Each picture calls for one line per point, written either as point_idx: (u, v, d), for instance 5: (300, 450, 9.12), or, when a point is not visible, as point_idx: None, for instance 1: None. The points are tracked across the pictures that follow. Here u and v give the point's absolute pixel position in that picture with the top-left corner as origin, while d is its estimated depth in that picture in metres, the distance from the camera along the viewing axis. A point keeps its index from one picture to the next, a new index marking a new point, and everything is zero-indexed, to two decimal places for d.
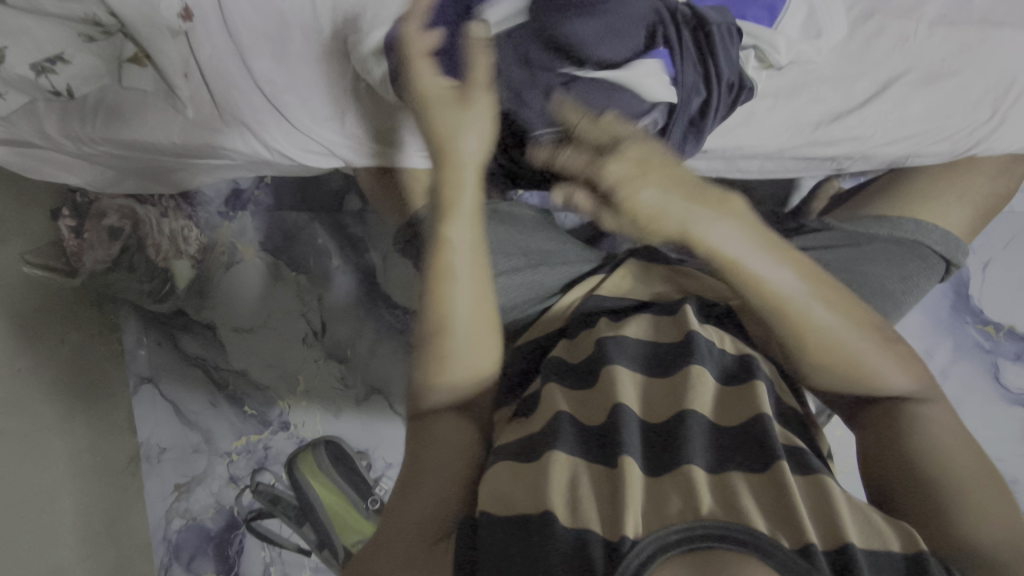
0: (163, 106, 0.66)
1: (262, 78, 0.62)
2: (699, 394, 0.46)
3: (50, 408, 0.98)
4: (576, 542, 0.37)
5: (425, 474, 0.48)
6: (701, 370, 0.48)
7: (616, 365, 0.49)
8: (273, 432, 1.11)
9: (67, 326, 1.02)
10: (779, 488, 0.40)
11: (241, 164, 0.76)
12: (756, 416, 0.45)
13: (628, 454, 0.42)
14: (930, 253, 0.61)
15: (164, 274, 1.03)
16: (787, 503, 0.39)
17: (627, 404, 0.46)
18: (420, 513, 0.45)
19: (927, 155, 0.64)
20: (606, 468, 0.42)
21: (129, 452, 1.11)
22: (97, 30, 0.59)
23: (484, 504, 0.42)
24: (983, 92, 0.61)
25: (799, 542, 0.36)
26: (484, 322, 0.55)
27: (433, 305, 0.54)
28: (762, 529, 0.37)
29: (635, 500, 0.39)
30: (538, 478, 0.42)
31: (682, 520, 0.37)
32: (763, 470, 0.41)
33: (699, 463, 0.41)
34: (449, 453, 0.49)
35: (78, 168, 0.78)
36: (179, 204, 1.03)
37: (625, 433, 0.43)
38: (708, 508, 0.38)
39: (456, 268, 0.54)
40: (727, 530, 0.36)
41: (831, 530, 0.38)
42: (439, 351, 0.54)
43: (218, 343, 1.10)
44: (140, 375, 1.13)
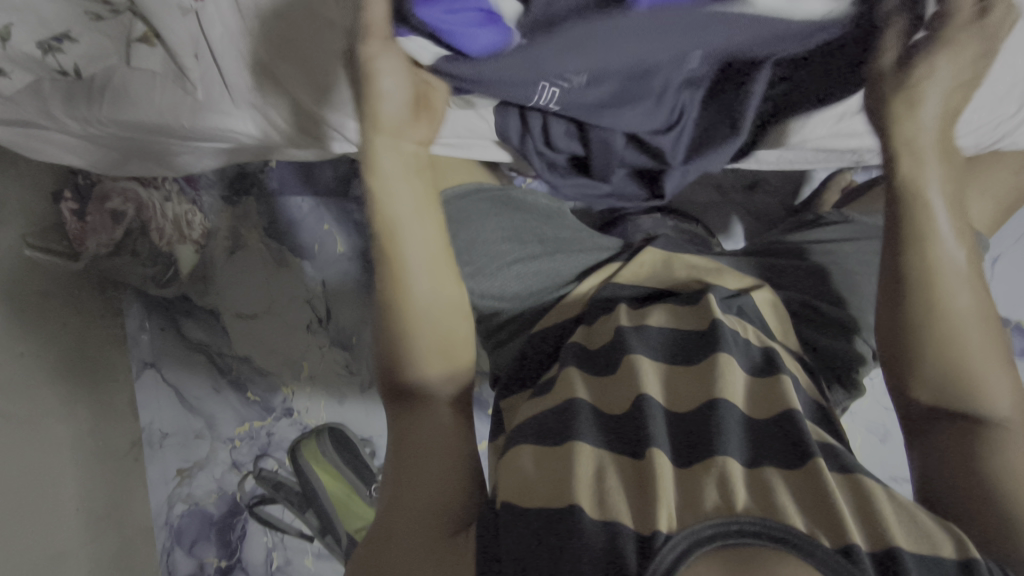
0: (172, 87, 0.64)
1: (274, 59, 0.60)
2: (727, 384, 0.46)
3: (53, 393, 0.97)
4: (607, 535, 0.37)
5: (413, 460, 0.47)
6: (729, 359, 0.48)
7: (638, 354, 0.50)
8: (276, 418, 1.10)
9: (69, 310, 1.01)
10: (817, 482, 0.40)
11: (248, 147, 0.74)
12: (786, 411, 0.45)
13: (657, 445, 0.42)
14: None
15: (167, 258, 1.02)
16: (826, 498, 0.39)
17: (651, 394, 0.46)
18: (421, 506, 0.45)
19: (950, 148, 0.64)
20: (633, 461, 0.42)
21: (132, 438, 1.10)
22: (105, 10, 0.58)
23: (506, 495, 0.42)
24: (1016, 84, 0.59)
25: (840, 540, 0.36)
26: (449, 278, 0.53)
27: (395, 275, 0.52)
28: (799, 526, 0.37)
29: (666, 492, 0.39)
30: (564, 469, 0.42)
31: (717, 515, 0.37)
32: (794, 464, 0.42)
33: (730, 454, 0.41)
34: (427, 434, 0.49)
35: (81, 150, 0.76)
36: (182, 188, 1.01)
37: (651, 424, 0.44)
38: (742, 504, 0.38)
39: (410, 236, 0.52)
40: (763, 527, 0.36)
41: (872, 530, 0.38)
42: (400, 329, 0.52)
43: (221, 329, 1.09)
44: (142, 360, 1.13)
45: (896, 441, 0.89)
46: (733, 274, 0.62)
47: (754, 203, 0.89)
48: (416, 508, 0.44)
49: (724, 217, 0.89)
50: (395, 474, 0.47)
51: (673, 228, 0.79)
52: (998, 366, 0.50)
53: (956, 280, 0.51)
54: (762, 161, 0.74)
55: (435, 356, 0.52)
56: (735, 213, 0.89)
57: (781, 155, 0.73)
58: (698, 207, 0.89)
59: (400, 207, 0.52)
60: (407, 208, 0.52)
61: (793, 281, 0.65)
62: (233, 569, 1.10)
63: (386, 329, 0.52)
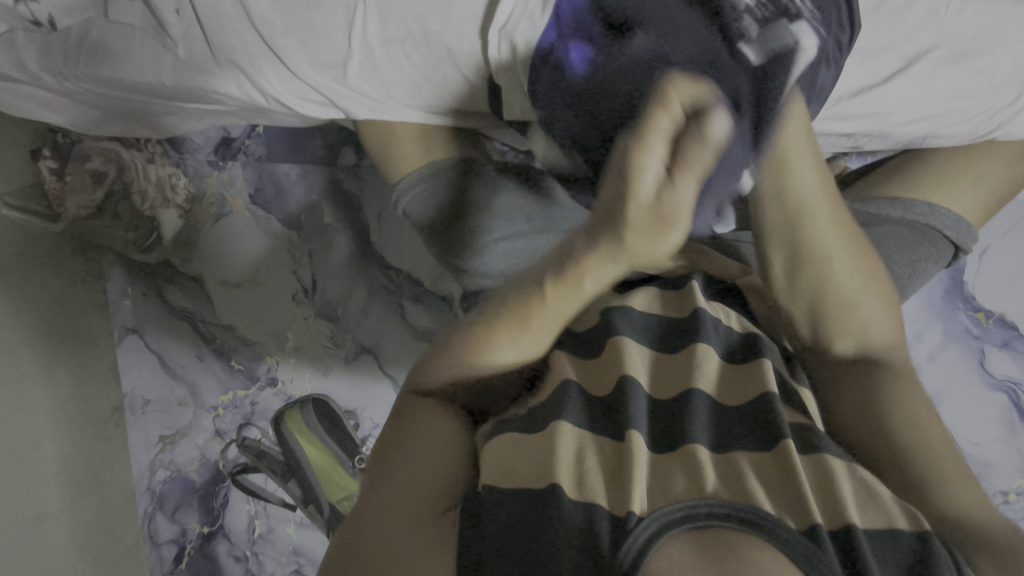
0: (152, 43, 0.61)
1: (260, 18, 0.58)
2: (704, 372, 0.48)
3: (33, 355, 0.97)
4: (584, 516, 0.39)
5: (416, 450, 0.48)
6: (707, 348, 0.50)
7: (623, 337, 0.51)
8: (260, 388, 1.10)
9: (49, 273, 1.00)
10: (786, 468, 0.41)
11: (233, 111, 0.72)
12: (763, 396, 0.47)
13: (634, 428, 0.44)
14: (941, 238, 0.61)
15: (150, 223, 1.02)
16: (794, 483, 0.40)
17: (633, 375, 0.48)
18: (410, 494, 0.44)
19: (945, 136, 0.63)
20: (612, 441, 0.44)
21: (113, 403, 1.10)
22: None
23: (487, 479, 0.43)
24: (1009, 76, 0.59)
25: (805, 522, 0.37)
26: (543, 346, 0.53)
27: (485, 342, 0.52)
28: (768, 509, 0.38)
29: (641, 477, 0.40)
30: (544, 449, 0.44)
31: (686, 498, 0.39)
32: (767, 445, 0.43)
33: (701, 441, 0.43)
34: (434, 437, 0.49)
35: (58, 106, 0.74)
36: (166, 150, 0.99)
37: (630, 407, 0.46)
38: (711, 487, 0.40)
39: (531, 327, 0.51)
40: (733, 510, 0.37)
41: (832, 509, 0.40)
42: (488, 349, 0.51)
43: (205, 296, 1.08)
44: (125, 325, 1.11)
45: None
46: (722, 259, 0.62)
47: None
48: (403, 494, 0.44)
49: None
50: (385, 456, 0.48)
51: None
52: (887, 315, 0.55)
53: (863, 295, 0.54)
54: None
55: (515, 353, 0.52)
56: None
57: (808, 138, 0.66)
58: None
59: (546, 302, 0.51)
60: (557, 301, 0.51)
61: None
62: (215, 536, 1.11)
63: (483, 337, 0.52)
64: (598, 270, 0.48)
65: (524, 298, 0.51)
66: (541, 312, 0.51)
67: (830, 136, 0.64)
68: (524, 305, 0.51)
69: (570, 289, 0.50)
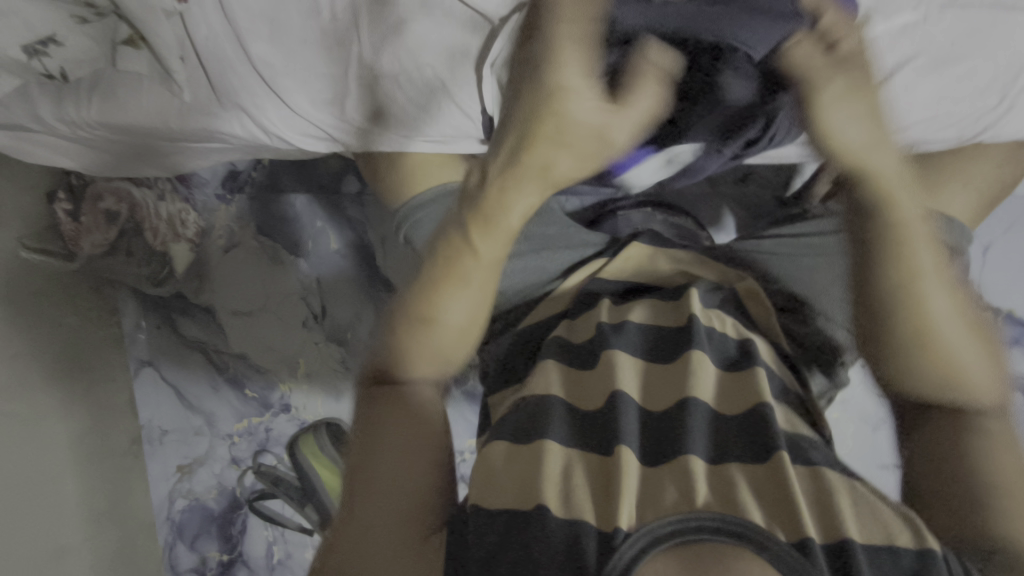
0: (159, 89, 0.63)
1: (260, 61, 0.60)
2: (699, 382, 0.49)
3: (52, 393, 0.99)
4: (569, 533, 0.41)
5: (407, 450, 0.51)
6: (701, 355, 0.51)
7: (616, 350, 0.52)
8: (274, 414, 1.11)
9: (65, 310, 1.03)
10: (780, 481, 0.44)
11: (239, 147, 0.75)
12: (756, 406, 0.48)
13: (624, 442, 0.46)
14: (961, 244, 0.62)
15: (162, 258, 1.04)
16: (787, 496, 0.43)
17: (625, 392, 0.49)
18: (398, 488, 0.49)
19: (935, 141, 0.64)
20: (600, 455, 0.46)
21: (131, 435, 1.12)
22: (90, 12, 0.57)
23: (473, 497, 0.47)
24: (994, 78, 0.59)
25: (797, 537, 0.40)
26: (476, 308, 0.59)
27: (440, 309, 0.57)
28: (758, 521, 0.41)
29: (629, 490, 0.43)
30: (532, 469, 0.46)
31: (676, 511, 0.41)
32: (759, 459, 0.45)
33: (698, 453, 0.45)
34: (413, 425, 0.53)
35: (69, 151, 0.76)
36: (175, 187, 1.03)
37: (620, 423, 0.47)
38: (703, 499, 0.42)
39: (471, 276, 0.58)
40: (722, 523, 0.40)
41: (826, 525, 0.42)
42: (419, 347, 0.57)
43: (217, 326, 1.09)
44: (140, 358, 1.13)
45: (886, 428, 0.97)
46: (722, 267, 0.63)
47: (746, 194, 0.92)
48: (393, 490, 0.48)
49: (717, 209, 0.93)
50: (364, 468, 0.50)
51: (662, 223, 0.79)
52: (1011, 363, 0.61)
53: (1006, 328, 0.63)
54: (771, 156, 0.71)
55: (462, 319, 0.58)
56: (727, 206, 0.93)
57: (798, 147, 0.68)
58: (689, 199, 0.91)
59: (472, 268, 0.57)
60: (488, 256, 0.57)
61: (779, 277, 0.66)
62: (234, 563, 1.11)
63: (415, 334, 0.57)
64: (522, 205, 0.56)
65: (450, 253, 0.58)
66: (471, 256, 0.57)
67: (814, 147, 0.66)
68: (459, 258, 0.57)
69: (494, 235, 0.56)
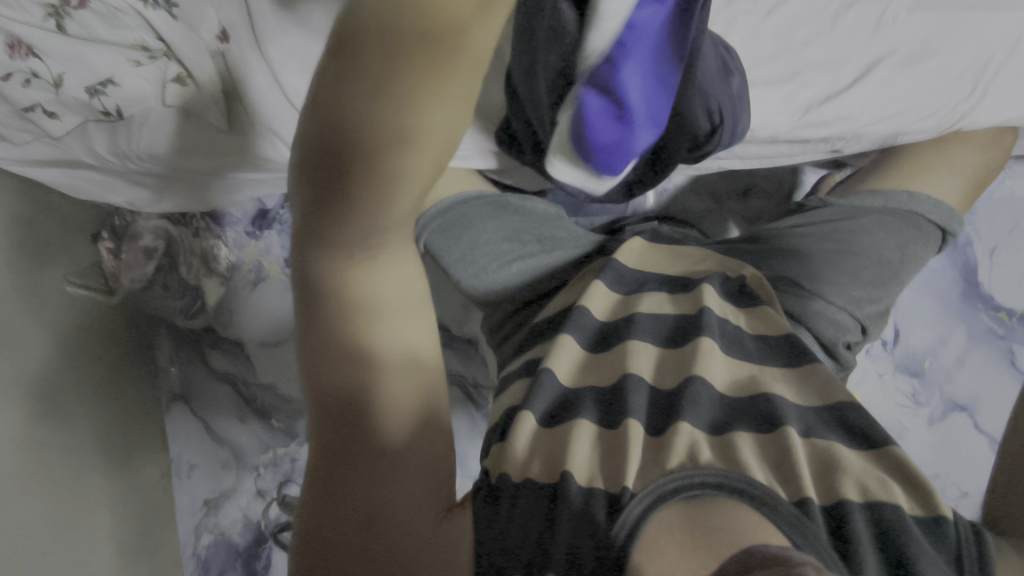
0: (203, 122, 0.71)
1: (292, 91, 0.67)
2: (706, 364, 0.51)
3: (90, 422, 1.03)
4: (584, 499, 0.44)
5: (403, 470, 0.48)
6: (712, 343, 0.53)
7: (635, 339, 0.55)
8: (299, 444, 1.14)
9: (105, 344, 1.08)
10: (782, 446, 0.45)
11: (271, 177, 0.82)
12: (764, 395, 0.50)
13: (633, 416, 0.48)
14: (925, 223, 0.67)
15: (195, 291, 1.10)
16: (789, 459, 0.44)
17: (637, 373, 0.52)
18: (409, 488, 0.48)
19: (915, 132, 0.70)
20: (608, 429, 0.48)
21: (162, 469, 1.15)
22: (145, 55, 0.64)
23: (503, 467, 0.49)
24: (962, 73, 0.68)
25: (797, 495, 0.42)
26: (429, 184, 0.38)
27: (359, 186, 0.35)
28: (760, 479, 0.43)
29: (636, 456, 0.45)
30: (558, 443, 0.48)
31: (681, 469, 0.43)
32: (767, 430, 0.47)
33: (696, 424, 0.47)
34: (406, 403, 0.50)
35: (117, 187, 0.84)
36: (209, 225, 1.09)
37: (630, 400, 0.49)
38: (706, 458, 0.44)
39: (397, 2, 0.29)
40: (724, 480, 0.42)
41: (827, 486, 0.44)
42: (367, 349, 0.47)
43: (246, 358, 1.14)
44: (170, 392, 1.17)
45: (910, 435, 0.94)
46: (725, 259, 0.64)
47: (750, 208, 0.96)
48: (405, 489, 0.48)
49: (721, 222, 0.96)
50: (368, 523, 0.46)
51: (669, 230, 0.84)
52: None
53: None
54: (763, 156, 0.76)
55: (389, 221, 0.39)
56: (731, 219, 0.96)
57: (785, 147, 0.73)
58: (695, 213, 0.96)
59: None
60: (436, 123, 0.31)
61: (781, 257, 0.65)
62: None
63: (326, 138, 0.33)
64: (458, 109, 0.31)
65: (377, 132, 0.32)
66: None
67: (803, 142, 0.72)
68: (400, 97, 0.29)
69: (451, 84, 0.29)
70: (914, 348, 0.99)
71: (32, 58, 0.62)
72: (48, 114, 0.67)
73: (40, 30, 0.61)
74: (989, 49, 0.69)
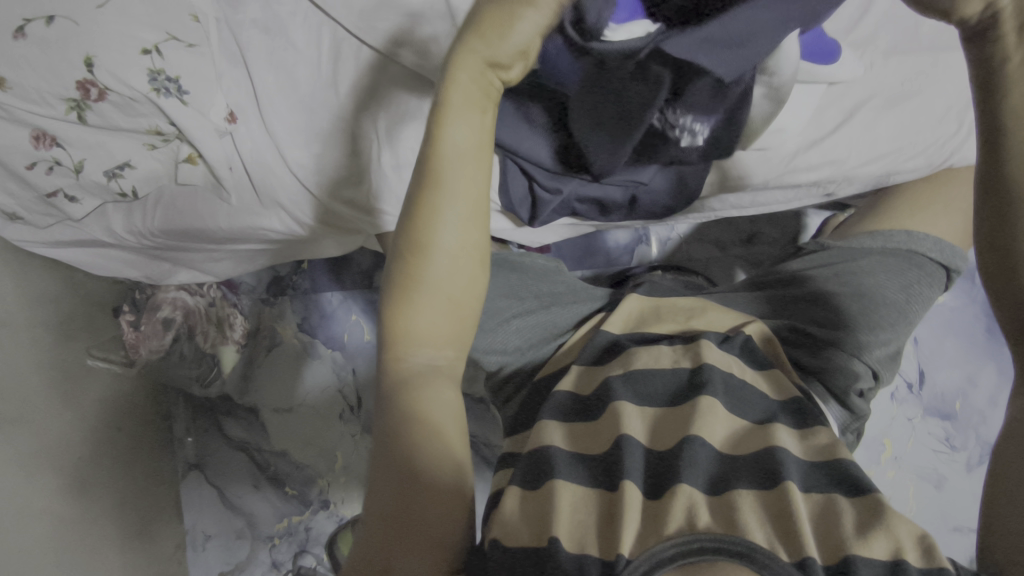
0: (210, 197, 0.74)
1: (296, 165, 0.70)
2: (706, 423, 0.49)
3: (107, 494, 1.02)
4: (576, 566, 0.40)
5: (419, 518, 0.43)
6: (712, 402, 0.51)
7: (622, 401, 0.53)
8: (313, 511, 1.10)
9: (122, 415, 1.07)
10: (782, 502, 0.43)
11: (278, 246, 0.84)
12: (769, 448, 0.47)
13: (629, 477, 0.46)
14: (927, 262, 0.67)
15: (211, 359, 1.11)
16: (789, 516, 0.42)
17: (631, 435, 0.50)
18: (424, 535, 0.43)
19: (907, 171, 0.73)
20: (607, 493, 0.46)
21: (177, 540, 1.09)
22: (158, 139, 0.68)
23: (494, 534, 0.45)
24: (943, 111, 0.71)
25: (797, 554, 0.39)
26: (454, 338, 0.52)
27: (419, 235, 0.50)
28: (759, 540, 0.40)
29: (631, 521, 0.42)
30: (545, 508, 0.45)
31: (678, 534, 0.41)
32: (768, 487, 0.44)
33: (695, 484, 0.44)
34: (438, 453, 0.46)
35: (135, 262, 0.88)
36: (224, 293, 1.14)
37: (626, 461, 0.47)
38: (704, 522, 0.41)
39: (450, 184, 0.50)
40: (723, 544, 0.40)
41: (832, 543, 0.41)
42: (417, 418, 0.47)
43: (261, 425, 1.12)
44: (187, 461, 1.13)
45: (951, 485, 0.90)
46: (726, 310, 0.65)
47: (754, 253, 0.96)
48: (420, 534, 0.43)
49: (727, 269, 0.96)
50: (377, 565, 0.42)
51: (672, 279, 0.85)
52: None
53: None
54: (758, 203, 0.78)
55: (443, 266, 0.50)
56: (738, 265, 0.96)
57: (782, 193, 0.76)
58: (699, 262, 0.96)
59: (451, 137, 0.50)
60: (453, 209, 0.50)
61: (782, 311, 0.65)
62: None
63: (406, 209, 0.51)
64: (450, 181, 0.50)
65: (415, 219, 0.51)
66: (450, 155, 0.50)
67: (796, 188, 0.74)
68: (422, 228, 0.50)
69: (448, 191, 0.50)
70: (943, 390, 0.95)
71: (56, 148, 0.67)
72: (70, 198, 0.72)
73: (62, 121, 0.65)
74: (966, 89, 0.72)
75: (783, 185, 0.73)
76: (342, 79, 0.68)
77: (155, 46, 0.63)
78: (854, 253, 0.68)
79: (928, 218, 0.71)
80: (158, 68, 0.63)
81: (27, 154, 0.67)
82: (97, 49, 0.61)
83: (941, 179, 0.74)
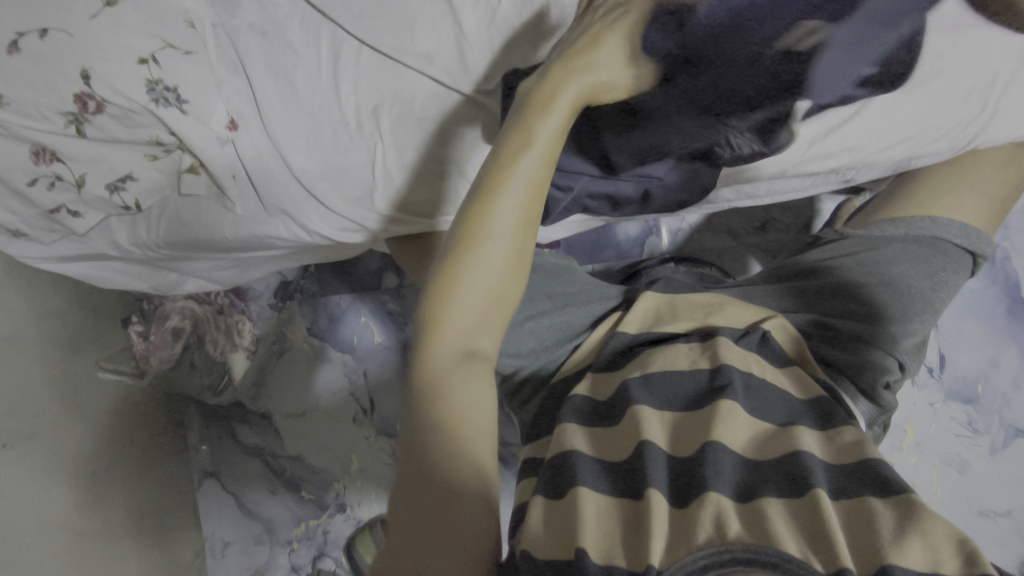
0: (214, 207, 0.73)
1: (299, 170, 0.69)
2: (728, 427, 0.48)
3: (122, 505, 1.01)
4: None
5: (447, 514, 0.43)
6: (733, 404, 0.50)
7: (640, 405, 0.52)
8: (330, 515, 1.09)
9: (136, 427, 1.07)
10: (814, 509, 0.41)
11: (284, 253, 0.83)
12: (794, 452, 0.46)
13: (653, 485, 0.45)
14: (952, 248, 0.66)
15: (222, 367, 1.11)
16: (823, 522, 0.40)
17: (653, 440, 0.49)
18: (452, 534, 0.42)
19: (929, 154, 0.71)
20: (632, 502, 0.45)
21: (195, 549, 1.09)
22: (159, 150, 0.67)
23: (524, 544, 0.44)
24: (969, 88, 0.68)
25: (833, 564, 0.37)
26: (493, 329, 0.52)
27: (483, 214, 0.52)
28: (792, 551, 0.38)
29: (660, 530, 0.41)
30: (570, 517, 0.44)
31: (709, 544, 0.39)
32: (799, 494, 0.43)
33: (723, 492, 0.43)
34: (470, 447, 0.46)
35: (141, 274, 0.87)
36: (232, 301, 1.13)
37: (649, 469, 0.46)
38: (735, 531, 0.40)
39: (518, 170, 0.53)
40: (754, 554, 0.38)
41: (868, 549, 0.40)
42: (456, 407, 0.47)
43: (274, 431, 1.12)
44: (202, 470, 1.14)
45: (974, 469, 0.88)
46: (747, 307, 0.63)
47: (767, 241, 0.94)
48: (447, 534, 0.42)
49: (741, 259, 0.93)
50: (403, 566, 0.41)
51: (685, 273, 0.83)
52: None
53: None
54: (775, 191, 0.78)
55: (501, 252, 0.52)
56: (751, 254, 0.93)
57: (800, 180, 0.75)
58: (711, 253, 0.94)
59: (541, 131, 0.54)
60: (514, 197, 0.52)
61: (802, 305, 0.64)
62: None
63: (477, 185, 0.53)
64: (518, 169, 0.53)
65: (484, 196, 0.52)
66: (527, 143, 0.53)
67: (814, 174, 0.73)
68: (483, 210, 0.52)
69: (513, 172, 0.53)
70: (965, 373, 0.93)
71: (57, 163, 0.66)
72: (73, 214, 0.72)
73: (61, 135, 0.64)
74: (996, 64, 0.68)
75: (800, 172, 0.72)
76: (342, 79, 0.67)
77: (151, 55, 0.62)
78: (878, 239, 0.67)
79: (950, 202, 0.69)
80: (155, 77, 0.62)
81: (28, 170, 0.67)
82: (93, 61, 0.60)
83: (960, 162, 0.72)
